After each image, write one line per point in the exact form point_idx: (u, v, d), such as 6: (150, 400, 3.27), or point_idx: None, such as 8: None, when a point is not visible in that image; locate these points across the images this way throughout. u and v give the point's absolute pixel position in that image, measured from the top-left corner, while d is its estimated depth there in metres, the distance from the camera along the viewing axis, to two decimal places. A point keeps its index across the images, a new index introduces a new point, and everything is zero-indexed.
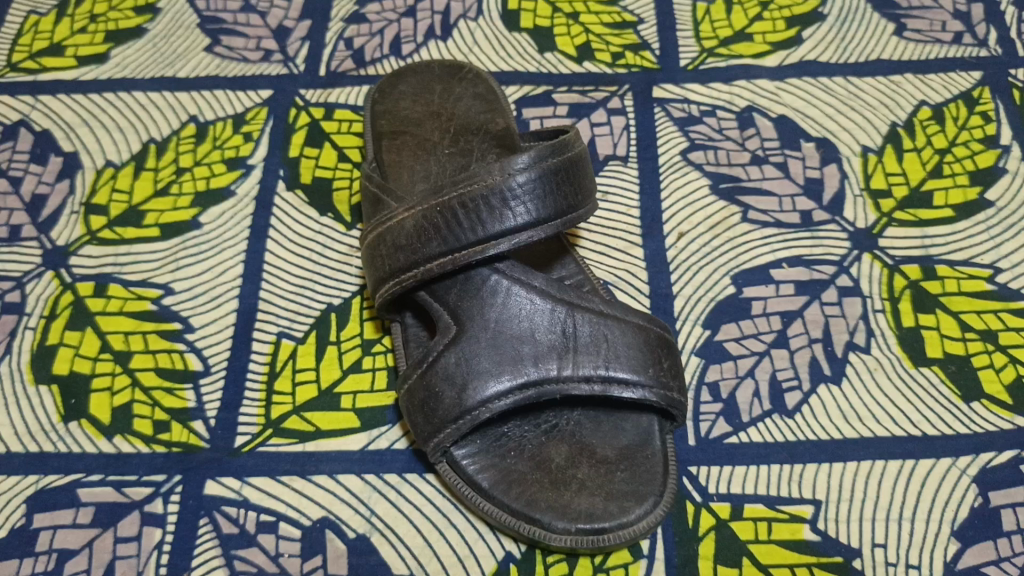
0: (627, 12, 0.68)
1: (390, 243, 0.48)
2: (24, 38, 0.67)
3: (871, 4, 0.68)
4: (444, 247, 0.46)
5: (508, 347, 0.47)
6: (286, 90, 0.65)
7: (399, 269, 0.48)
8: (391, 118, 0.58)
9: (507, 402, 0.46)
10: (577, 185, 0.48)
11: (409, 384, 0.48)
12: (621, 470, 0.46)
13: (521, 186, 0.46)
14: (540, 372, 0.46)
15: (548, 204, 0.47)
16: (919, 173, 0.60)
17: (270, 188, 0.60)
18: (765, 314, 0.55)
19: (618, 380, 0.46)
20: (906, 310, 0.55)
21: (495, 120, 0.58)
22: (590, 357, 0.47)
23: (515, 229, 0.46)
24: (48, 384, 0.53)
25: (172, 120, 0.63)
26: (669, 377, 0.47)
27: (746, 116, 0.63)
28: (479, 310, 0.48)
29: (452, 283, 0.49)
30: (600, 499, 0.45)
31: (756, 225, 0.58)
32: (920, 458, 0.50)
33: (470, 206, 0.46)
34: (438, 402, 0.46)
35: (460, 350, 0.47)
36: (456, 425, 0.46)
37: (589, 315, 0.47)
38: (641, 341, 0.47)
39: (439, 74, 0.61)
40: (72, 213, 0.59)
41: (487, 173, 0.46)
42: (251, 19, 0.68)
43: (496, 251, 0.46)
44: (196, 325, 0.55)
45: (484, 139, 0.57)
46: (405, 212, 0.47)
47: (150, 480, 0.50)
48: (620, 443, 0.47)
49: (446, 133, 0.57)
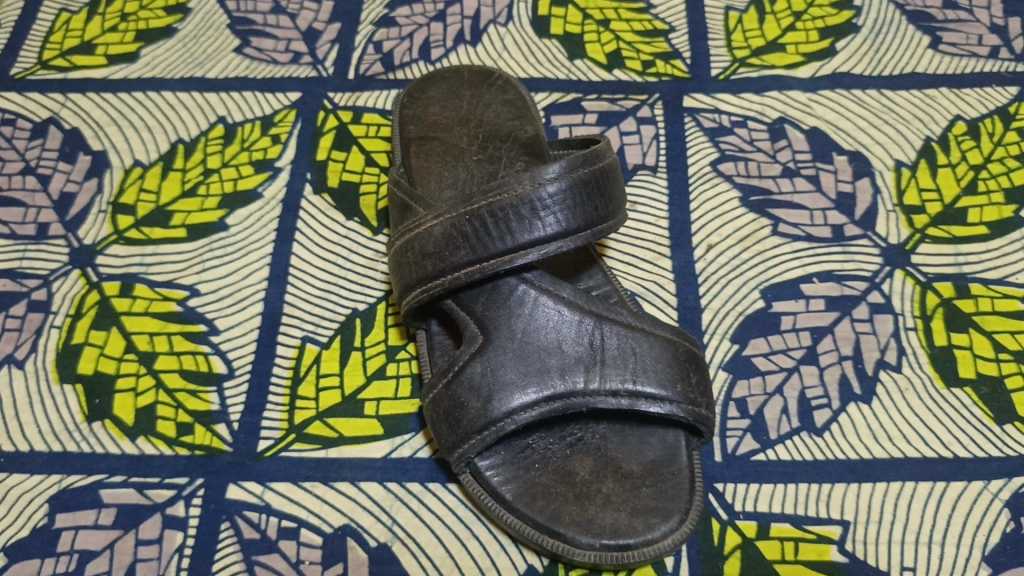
0: (658, 21, 0.67)
1: (417, 250, 0.47)
2: (55, 35, 0.68)
3: (906, 16, 0.67)
4: (472, 256, 0.46)
5: (535, 358, 0.46)
6: (315, 93, 0.64)
7: (425, 277, 0.47)
8: (419, 123, 0.58)
9: (533, 414, 0.45)
10: (607, 196, 0.48)
11: (433, 393, 0.47)
12: (646, 486, 0.46)
13: (551, 196, 0.46)
14: (566, 385, 0.46)
15: (578, 215, 0.46)
16: (953, 189, 0.59)
17: (297, 191, 0.60)
18: (795, 329, 0.54)
19: (646, 394, 0.46)
20: (939, 328, 0.54)
21: (524, 127, 0.57)
22: (617, 370, 0.46)
23: (545, 239, 0.46)
24: (72, 384, 0.53)
25: (200, 121, 0.63)
26: (697, 393, 0.47)
27: (777, 127, 0.62)
28: (506, 320, 0.47)
29: (479, 292, 0.48)
30: (625, 515, 0.44)
31: (786, 239, 0.57)
32: (950, 480, 0.49)
33: (500, 215, 0.45)
34: (463, 413, 0.46)
35: (486, 361, 0.46)
36: (481, 436, 0.45)
37: (617, 328, 0.47)
38: (669, 355, 0.47)
39: (468, 80, 0.60)
40: (99, 212, 0.59)
41: (517, 182, 0.46)
42: (280, 21, 0.68)
43: (524, 261, 0.46)
44: (220, 327, 0.55)
45: (513, 147, 0.56)
46: (434, 219, 0.47)
47: (172, 483, 0.50)
48: (646, 458, 0.47)
49: (474, 140, 0.57)
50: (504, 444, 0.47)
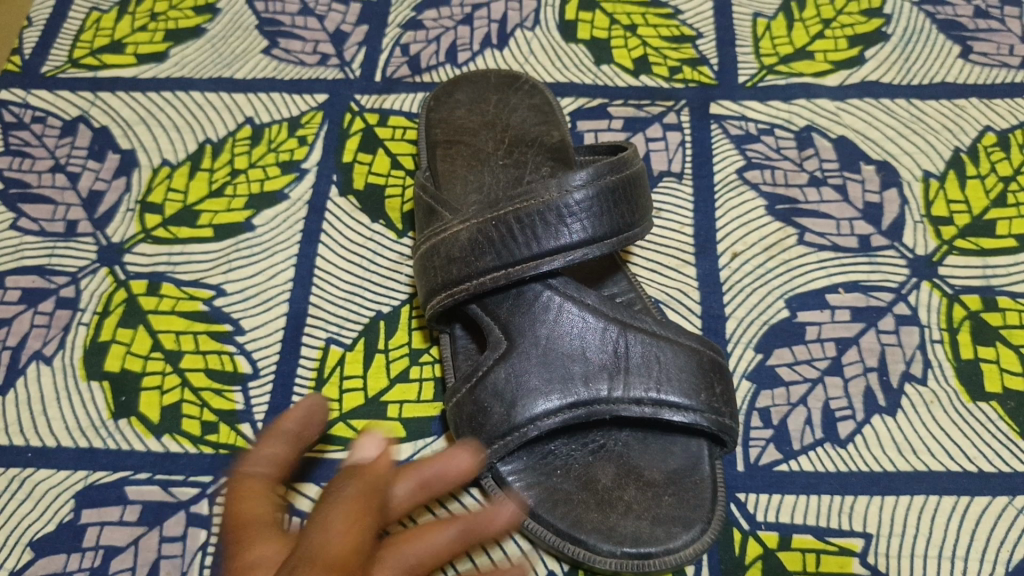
0: (685, 27, 0.67)
1: (443, 255, 0.47)
2: (85, 34, 0.69)
3: (937, 25, 0.67)
4: (498, 261, 0.46)
5: (559, 365, 0.47)
6: (343, 94, 0.65)
7: (451, 281, 0.47)
8: (446, 126, 0.58)
9: (556, 421, 0.46)
10: (634, 204, 0.47)
11: (456, 399, 0.47)
12: (668, 494, 0.46)
13: (578, 203, 0.46)
14: (590, 392, 0.46)
15: (605, 222, 0.46)
16: (982, 202, 0.59)
17: (324, 193, 0.60)
18: (820, 339, 0.54)
19: (670, 403, 0.46)
20: (965, 341, 0.53)
21: (550, 132, 0.57)
22: (641, 379, 0.46)
23: (571, 246, 0.46)
24: (99, 381, 0.54)
25: (228, 121, 0.64)
26: (722, 402, 0.46)
27: (805, 135, 0.62)
28: (530, 325, 0.47)
29: (504, 296, 0.48)
30: (646, 523, 0.44)
31: (812, 248, 0.57)
32: (975, 495, 0.49)
33: (526, 222, 0.45)
34: (486, 418, 0.46)
35: (510, 367, 0.47)
36: (504, 442, 0.45)
37: (641, 335, 0.47)
38: (694, 364, 0.46)
39: (495, 83, 0.60)
40: (128, 211, 0.60)
41: (545, 189, 0.46)
42: (309, 23, 0.68)
43: (550, 267, 0.46)
44: (246, 327, 0.55)
45: (539, 152, 0.56)
46: (461, 224, 0.47)
47: (196, 481, 0.50)
48: (669, 466, 0.47)
49: (501, 144, 0.57)
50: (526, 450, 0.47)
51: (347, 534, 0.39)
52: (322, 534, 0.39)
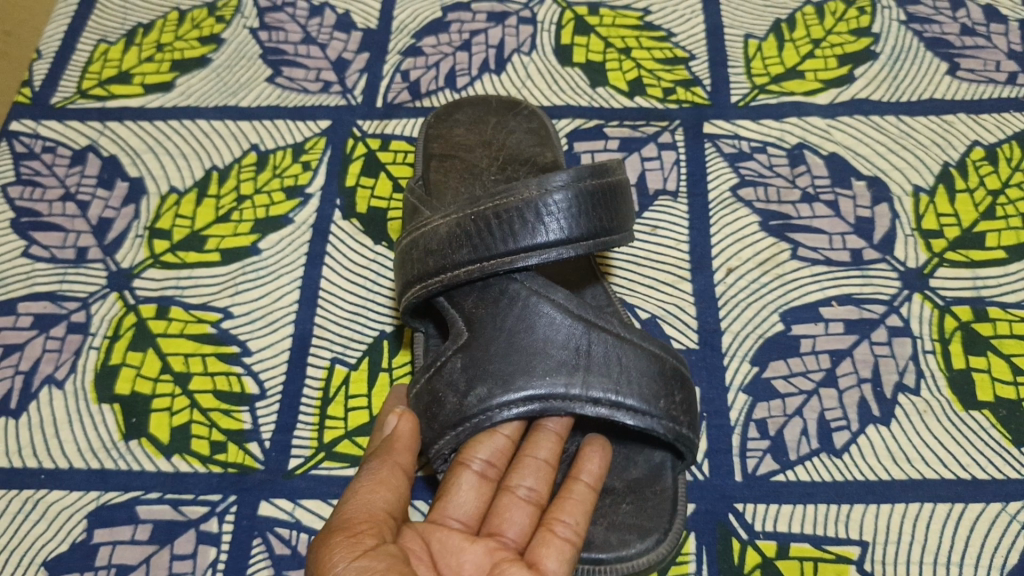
0: (678, 49, 0.69)
1: (421, 247, 0.47)
2: (94, 66, 0.71)
3: (924, 43, 0.68)
4: (473, 255, 0.46)
5: (521, 357, 0.46)
6: (345, 121, 0.66)
7: (427, 273, 0.47)
8: (443, 141, 0.60)
9: (510, 413, 0.45)
10: (613, 210, 0.47)
11: (416, 389, 0.48)
12: (627, 502, 0.47)
13: (558, 203, 0.46)
14: (548, 387, 0.45)
15: (583, 224, 0.46)
16: (971, 214, 0.60)
17: (327, 216, 0.62)
18: (814, 351, 0.55)
19: (628, 405, 0.45)
20: (957, 351, 0.55)
21: (544, 154, 0.59)
22: (601, 379, 0.45)
23: (546, 244, 0.45)
24: (110, 404, 0.55)
25: (234, 148, 0.65)
26: (681, 411, 0.46)
27: (797, 152, 0.63)
28: (493, 319, 0.47)
29: (470, 290, 0.48)
30: (601, 530, 0.46)
31: (806, 263, 0.58)
32: (969, 501, 0.50)
33: (504, 217, 0.45)
34: (440, 408, 0.46)
35: (468, 358, 0.46)
36: (456, 432, 0.45)
37: (605, 336, 0.46)
38: (657, 370, 0.46)
39: (496, 107, 0.62)
40: (137, 237, 0.61)
41: (525, 187, 0.46)
42: (311, 51, 0.70)
43: (525, 264, 0.45)
44: (253, 348, 0.57)
45: (531, 171, 0.58)
46: (440, 218, 0.47)
47: (206, 499, 0.51)
48: (630, 475, 0.48)
49: (494, 161, 0.58)
50: (484, 442, 0.46)
51: (398, 491, 0.42)
52: (369, 495, 0.41)
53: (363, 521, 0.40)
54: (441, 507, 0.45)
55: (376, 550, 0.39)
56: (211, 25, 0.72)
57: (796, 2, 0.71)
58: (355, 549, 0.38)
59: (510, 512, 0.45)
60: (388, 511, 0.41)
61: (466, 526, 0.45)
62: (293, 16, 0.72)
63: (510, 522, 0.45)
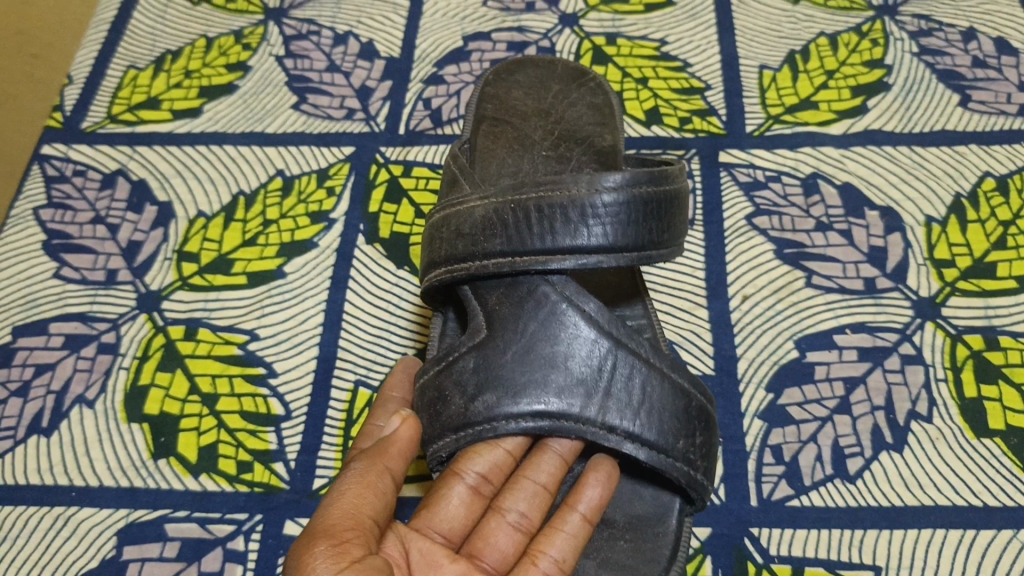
0: (694, 79, 0.71)
1: (454, 228, 0.48)
2: (123, 91, 0.73)
3: (936, 75, 0.69)
4: (506, 246, 0.46)
5: (538, 366, 0.46)
6: (368, 147, 0.68)
7: (454, 257, 0.48)
8: (498, 104, 0.60)
9: (518, 426, 0.45)
10: (665, 224, 0.47)
11: (425, 378, 0.48)
12: (624, 539, 0.48)
13: (607, 206, 0.45)
14: (562, 405, 0.45)
15: (629, 233, 0.45)
16: (982, 245, 0.61)
17: (351, 241, 0.63)
18: (828, 379, 0.56)
19: (644, 438, 0.45)
20: (969, 380, 0.56)
21: (602, 135, 0.58)
22: (619, 407, 0.45)
23: (586, 249, 0.45)
24: (139, 423, 0.56)
25: (260, 173, 0.67)
26: (698, 454, 0.46)
27: (811, 182, 0.64)
28: (515, 320, 0.47)
29: (497, 284, 0.48)
30: (593, 567, 0.47)
31: (820, 290, 0.59)
32: (981, 528, 0.51)
33: (547, 213, 0.45)
34: (445, 406, 0.47)
35: (482, 358, 0.47)
36: (456, 437, 0.46)
37: (631, 359, 0.46)
38: (680, 407, 0.46)
39: (560, 75, 0.63)
40: (165, 259, 0.63)
41: (574, 183, 0.46)
42: (336, 79, 0.72)
43: (559, 266, 0.45)
44: (279, 370, 0.58)
45: (586, 151, 0.57)
46: (479, 201, 0.47)
47: (232, 518, 0.53)
48: (633, 511, 0.49)
49: (548, 134, 0.58)
50: (483, 456, 0.47)
51: (383, 498, 0.43)
52: (356, 500, 0.42)
53: (349, 529, 0.40)
54: (428, 517, 0.46)
55: (360, 563, 0.39)
56: (238, 52, 0.74)
57: (809, 34, 0.73)
58: (340, 560, 0.38)
59: (495, 536, 0.46)
60: (374, 520, 0.41)
61: (449, 540, 0.46)
62: (318, 44, 0.74)
63: (492, 547, 0.46)
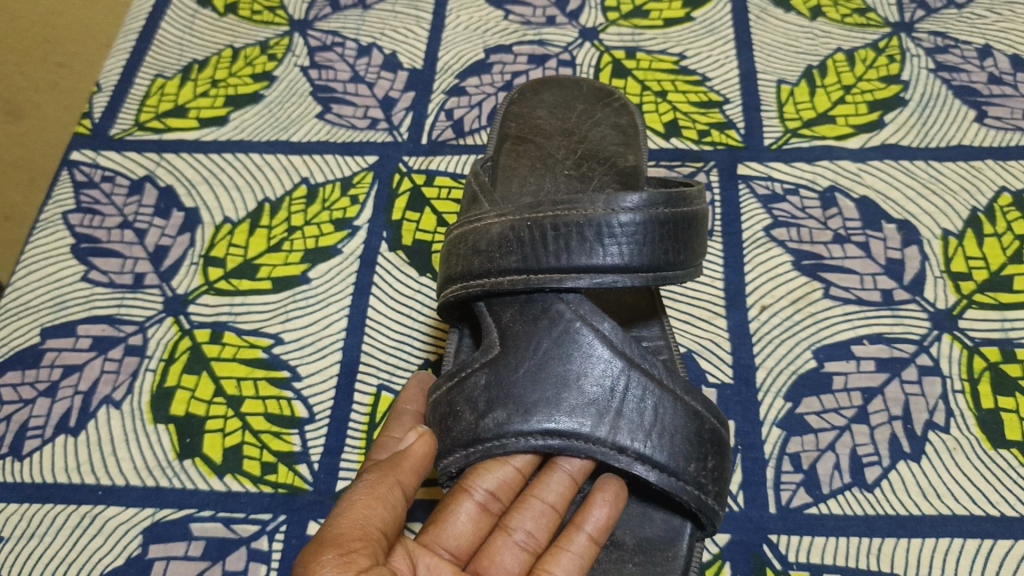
0: (712, 93, 0.71)
1: (470, 244, 0.49)
2: (151, 100, 0.74)
3: (953, 90, 0.70)
4: (522, 263, 0.47)
5: (550, 384, 0.46)
6: (391, 156, 0.69)
7: (470, 273, 0.48)
8: (522, 123, 0.61)
9: (528, 444, 0.45)
10: (681, 244, 0.47)
11: (437, 395, 0.49)
12: (633, 562, 0.47)
13: (623, 225, 0.46)
14: (572, 424, 0.45)
15: (644, 253, 0.46)
16: (999, 258, 0.62)
17: (374, 248, 0.64)
18: (846, 389, 0.56)
19: (654, 459, 0.45)
20: (986, 391, 0.56)
21: (626, 156, 0.59)
22: (630, 427, 0.45)
23: (602, 268, 0.46)
24: (165, 424, 0.57)
25: (285, 181, 0.68)
26: (710, 479, 0.46)
27: (829, 195, 0.65)
28: (528, 337, 0.47)
29: (510, 302, 0.49)
30: None
31: (837, 302, 0.60)
32: (999, 538, 0.51)
33: (563, 231, 0.46)
34: (455, 422, 0.47)
35: (494, 375, 0.47)
36: (465, 453, 0.46)
37: (644, 380, 0.46)
38: (692, 430, 0.46)
39: (585, 93, 0.64)
40: (192, 264, 0.64)
41: (591, 203, 0.46)
42: (359, 90, 0.73)
43: (573, 284, 0.46)
44: (303, 373, 0.59)
45: (608, 171, 0.58)
46: (496, 218, 0.48)
47: (256, 518, 0.54)
48: (643, 533, 0.48)
49: (571, 154, 0.59)
50: (491, 473, 0.47)
51: (392, 511, 0.43)
52: (363, 512, 0.42)
53: (357, 539, 0.40)
54: (435, 532, 0.46)
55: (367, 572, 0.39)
56: (264, 63, 0.75)
57: (827, 49, 0.73)
58: (346, 569, 0.38)
59: (501, 554, 0.46)
60: (382, 532, 0.42)
61: (456, 556, 0.46)
62: (342, 55, 0.75)
63: (499, 565, 0.46)
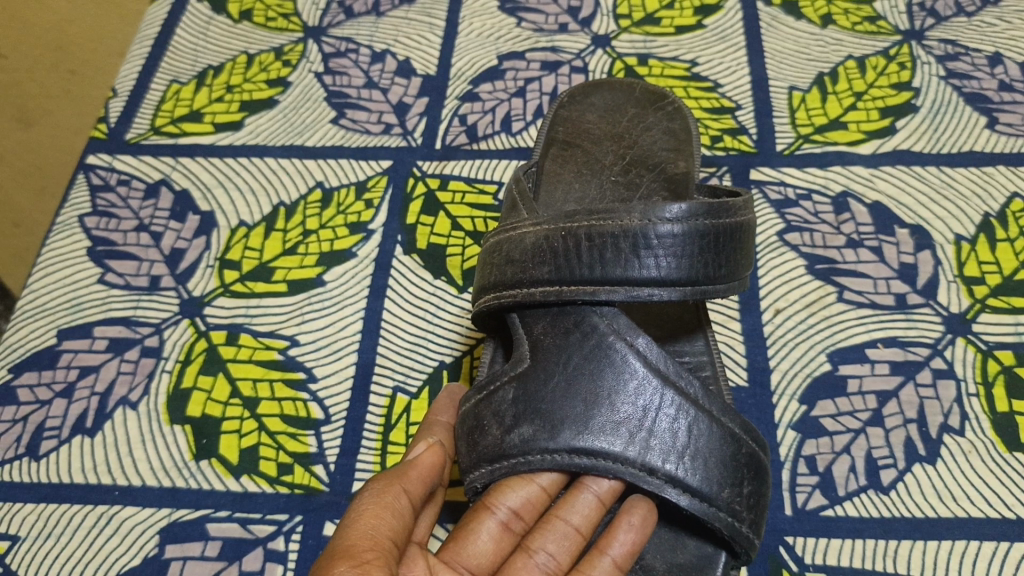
0: (724, 99, 0.72)
1: (505, 253, 0.49)
2: (166, 104, 0.74)
3: (964, 98, 0.71)
4: (554, 275, 0.47)
5: (580, 399, 0.46)
6: (405, 161, 0.70)
7: (503, 283, 0.49)
8: (571, 127, 0.62)
9: (553, 461, 0.45)
10: (724, 257, 0.46)
11: (466, 407, 0.49)
12: None
13: (662, 237, 0.45)
14: (602, 444, 0.45)
15: (684, 266, 0.45)
16: (1012, 263, 0.62)
17: (389, 251, 0.65)
18: (861, 392, 0.57)
19: (686, 483, 0.45)
20: (1000, 394, 0.56)
21: (676, 162, 0.59)
22: (661, 449, 0.45)
23: (637, 281, 0.46)
24: (182, 425, 0.57)
25: (300, 185, 0.69)
26: (744, 505, 0.45)
27: (841, 200, 0.65)
28: (559, 351, 0.47)
29: (543, 314, 0.49)
30: None
31: (851, 305, 0.60)
32: (1015, 540, 0.51)
33: (597, 242, 0.46)
34: (482, 436, 0.47)
35: (522, 390, 0.47)
36: (491, 468, 0.47)
37: (679, 399, 0.46)
38: (728, 454, 0.45)
39: (638, 97, 0.63)
40: (208, 267, 0.64)
41: (628, 213, 0.46)
42: (374, 95, 0.74)
43: (607, 297, 0.46)
44: (319, 375, 0.59)
45: (656, 178, 0.58)
46: (531, 228, 0.48)
47: (273, 519, 0.54)
48: (675, 559, 0.48)
49: (619, 159, 0.60)
50: (515, 490, 0.47)
51: (401, 518, 0.43)
52: (373, 521, 0.42)
53: (370, 549, 0.40)
54: (456, 550, 0.46)
55: None
56: (278, 69, 0.76)
57: (838, 57, 0.74)
58: None
59: None
60: (393, 540, 0.42)
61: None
62: (356, 62, 0.76)
63: None
